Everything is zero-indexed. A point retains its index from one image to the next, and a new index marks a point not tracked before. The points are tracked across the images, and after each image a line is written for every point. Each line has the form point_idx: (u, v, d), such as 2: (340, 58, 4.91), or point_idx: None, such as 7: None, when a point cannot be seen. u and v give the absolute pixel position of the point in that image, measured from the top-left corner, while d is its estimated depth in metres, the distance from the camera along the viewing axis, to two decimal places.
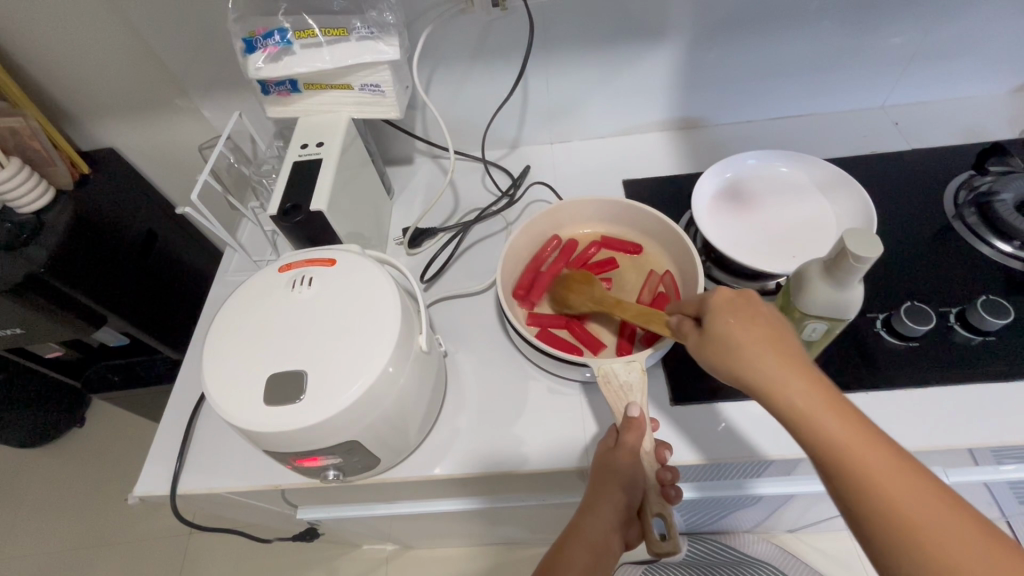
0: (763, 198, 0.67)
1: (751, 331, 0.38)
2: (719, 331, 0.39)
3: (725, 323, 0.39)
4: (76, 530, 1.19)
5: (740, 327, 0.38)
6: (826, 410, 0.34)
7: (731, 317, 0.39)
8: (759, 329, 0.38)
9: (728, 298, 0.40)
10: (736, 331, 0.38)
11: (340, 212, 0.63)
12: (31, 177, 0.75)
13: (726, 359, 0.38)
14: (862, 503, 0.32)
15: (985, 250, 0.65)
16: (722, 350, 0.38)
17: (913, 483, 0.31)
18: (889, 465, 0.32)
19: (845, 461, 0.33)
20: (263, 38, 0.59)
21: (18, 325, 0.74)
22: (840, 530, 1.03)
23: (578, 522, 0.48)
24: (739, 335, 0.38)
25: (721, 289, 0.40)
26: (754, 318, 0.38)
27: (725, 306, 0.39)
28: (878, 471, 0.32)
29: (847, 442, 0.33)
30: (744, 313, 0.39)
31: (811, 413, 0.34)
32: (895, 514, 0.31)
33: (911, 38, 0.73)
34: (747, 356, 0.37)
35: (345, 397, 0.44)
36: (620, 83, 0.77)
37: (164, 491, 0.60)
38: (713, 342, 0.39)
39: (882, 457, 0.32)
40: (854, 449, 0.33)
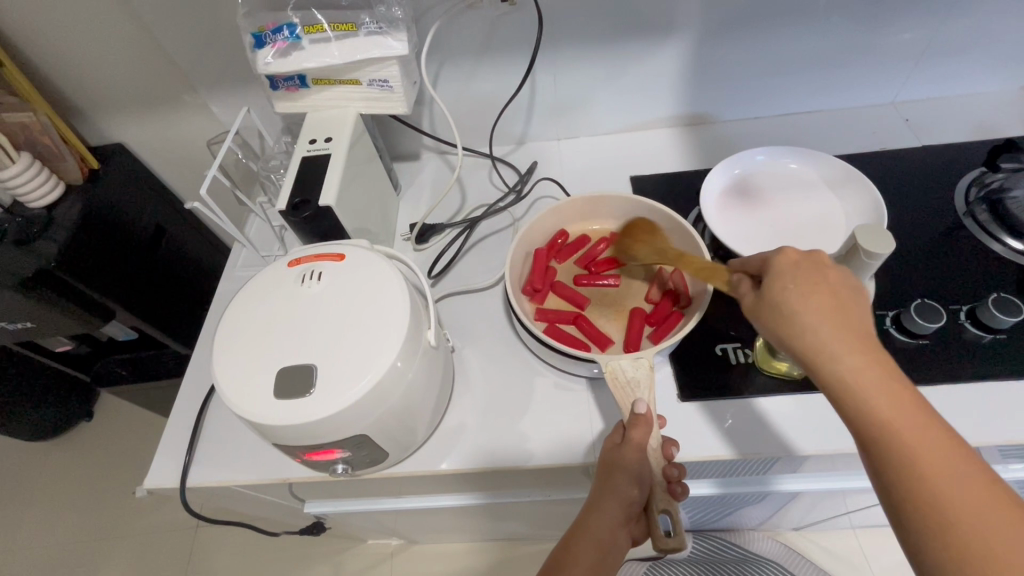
0: (772, 194, 0.67)
1: (813, 299, 0.37)
2: (779, 294, 0.38)
3: (787, 287, 0.38)
4: (84, 522, 1.20)
5: (801, 294, 0.37)
6: (878, 384, 0.34)
7: (792, 281, 0.38)
8: (820, 298, 0.37)
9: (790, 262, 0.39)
10: (796, 298, 0.37)
11: (348, 207, 0.63)
12: (41, 171, 0.75)
13: (781, 324, 0.37)
14: (899, 476, 0.33)
15: (996, 248, 0.64)
16: (780, 316, 0.38)
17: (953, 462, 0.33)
18: (932, 443, 0.33)
19: (891, 435, 0.33)
20: (272, 33, 0.60)
21: (29, 319, 0.75)
22: (845, 528, 1.03)
23: (582, 519, 0.48)
24: (799, 302, 0.37)
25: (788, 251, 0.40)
26: (816, 286, 0.38)
27: (788, 270, 0.39)
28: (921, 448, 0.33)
29: (896, 418, 0.34)
30: (807, 280, 0.38)
31: (863, 386, 0.34)
32: (931, 489, 0.32)
33: (922, 34, 0.72)
34: (804, 323, 0.37)
35: (353, 392, 0.44)
36: (628, 79, 0.77)
37: (173, 484, 0.60)
38: (770, 305, 0.38)
39: (928, 436, 0.33)
40: (901, 424, 0.33)
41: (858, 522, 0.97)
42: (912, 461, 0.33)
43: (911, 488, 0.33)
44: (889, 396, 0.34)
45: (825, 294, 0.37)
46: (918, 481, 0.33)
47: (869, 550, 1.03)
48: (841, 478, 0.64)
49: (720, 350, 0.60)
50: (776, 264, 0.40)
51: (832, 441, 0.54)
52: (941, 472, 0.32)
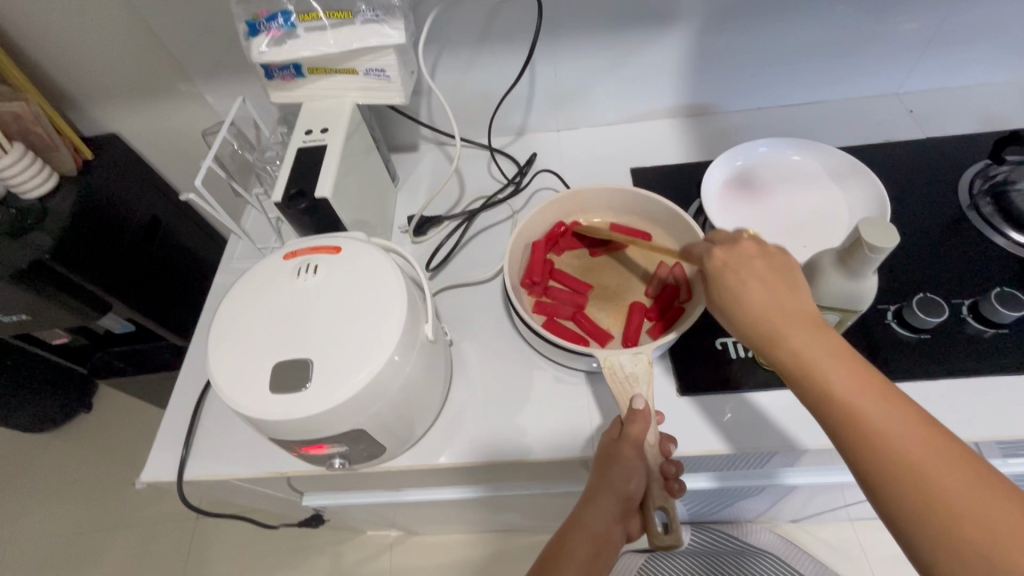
0: (774, 186, 0.66)
1: (756, 283, 0.40)
2: (720, 284, 0.42)
3: (729, 274, 0.41)
4: (83, 513, 1.21)
5: (746, 280, 0.40)
6: (821, 353, 0.37)
7: (733, 269, 0.41)
8: (761, 283, 0.40)
9: (732, 249, 0.42)
10: (740, 284, 0.41)
11: (345, 199, 0.62)
12: (35, 163, 0.74)
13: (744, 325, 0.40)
14: (854, 437, 0.34)
15: (999, 241, 0.64)
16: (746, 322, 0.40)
17: (906, 418, 0.34)
18: (880, 401, 0.34)
19: (837, 398, 0.35)
20: (266, 21, 0.58)
21: (24, 311, 0.74)
22: (841, 520, 1.04)
23: (578, 514, 0.48)
24: (743, 288, 0.40)
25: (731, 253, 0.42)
26: (768, 279, 0.40)
27: (729, 258, 0.42)
28: (869, 406, 0.34)
29: (840, 381, 0.36)
30: (749, 266, 0.41)
31: (806, 356, 0.37)
32: (886, 445, 0.33)
33: (929, 23, 0.71)
34: (746, 307, 0.40)
35: (349, 388, 0.44)
36: (630, 68, 0.76)
37: (170, 477, 0.60)
38: (714, 297, 0.42)
39: (875, 397, 0.35)
40: (847, 387, 0.35)
41: (855, 514, 0.97)
42: (860, 423, 0.34)
43: (864, 448, 0.34)
44: (832, 362, 0.36)
45: (766, 278, 0.40)
46: (873, 440, 0.34)
47: (866, 543, 1.04)
48: (839, 473, 0.64)
49: (720, 344, 0.60)
50: (716, 253, 0.43)
51: (829, 436, 0.54)
52: (891, 428, 0.33)
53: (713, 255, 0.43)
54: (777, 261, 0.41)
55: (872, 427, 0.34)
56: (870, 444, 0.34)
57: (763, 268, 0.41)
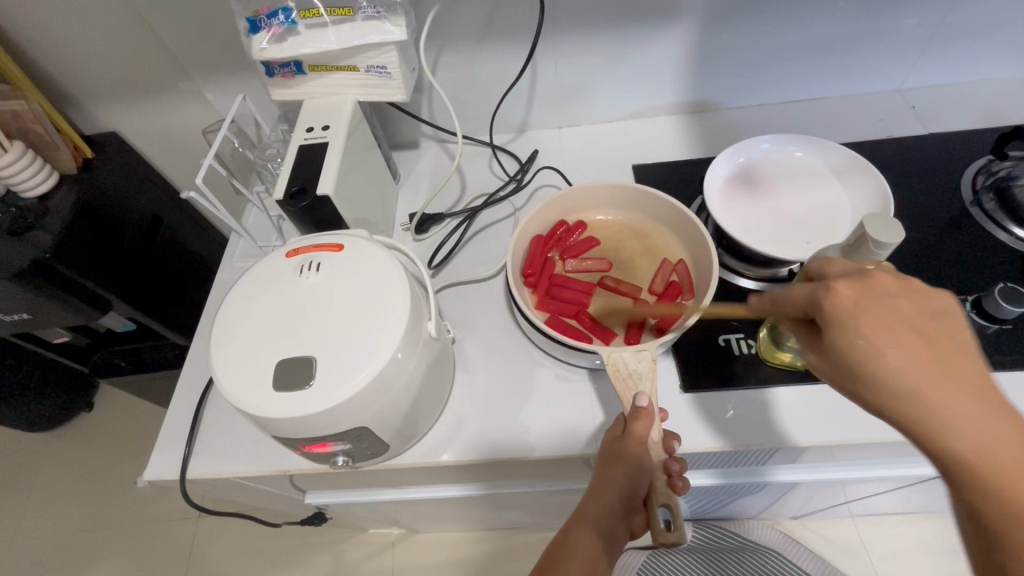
0: (777, 183, 0.66)
1: (903, 346, 0.32)
2: (847, 342, 0.33)
3: (864, 331, 0.32)
4: (85, 512, 1.21)
5: (890, 341, 0.32)
6: (999, 448, 0.29)
7: (871, 324, 0.32)
8: (912, 344, 0.32)
9: (862, 295, 0.34)
10: (879, 344, 0.32)
11: (346, 196, 0.62)
12: (34, 161, 0.74)
13: (861, 371, 0.33)
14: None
15: (1002, 237, 0.64)
16: (853, 364, 0.33)
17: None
18: None
19: (984, 479, 0.29)
20: (267, 17, 0.58)
21: (26, 311, 0.74)
22: (843, 516, 1.04)
23: (581, 512, 0.47)
24: (881, 347, 0.32)
25: (841, 289, 0.34)
26: (902, 327, 0.32)
27: (855, 311, 0.33)
28: None
29: (1015, 485, 0.28)
30: (892, 321, 0.32)
31: (973, 451, 0.29)
32: None
33: (931, 19, 0.71)
34: (892, 374, 0.32)
35: (352, 384, 0.44)
36: (632, 64, 0.75)
37: (172, 476, 0.60)
38: (843, 355, 0.33)
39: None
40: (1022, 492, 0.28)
41: (857, 510, 0.98)
42: None
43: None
44: (1009, 465, 0.29)
45: (918, 339, 0.32)
46: None
47: (868, 539, 1.04)
48: (842, 468, 0.64)
49: (723, 341, 0.60)
50: (834, 304, 0.34)
51: (832, 431, 0.54)
52: None
53: (829, 305, 0.34)
54: (937, 316, 0.33)
55: None
56: None
57: (915, 325, 0.33)
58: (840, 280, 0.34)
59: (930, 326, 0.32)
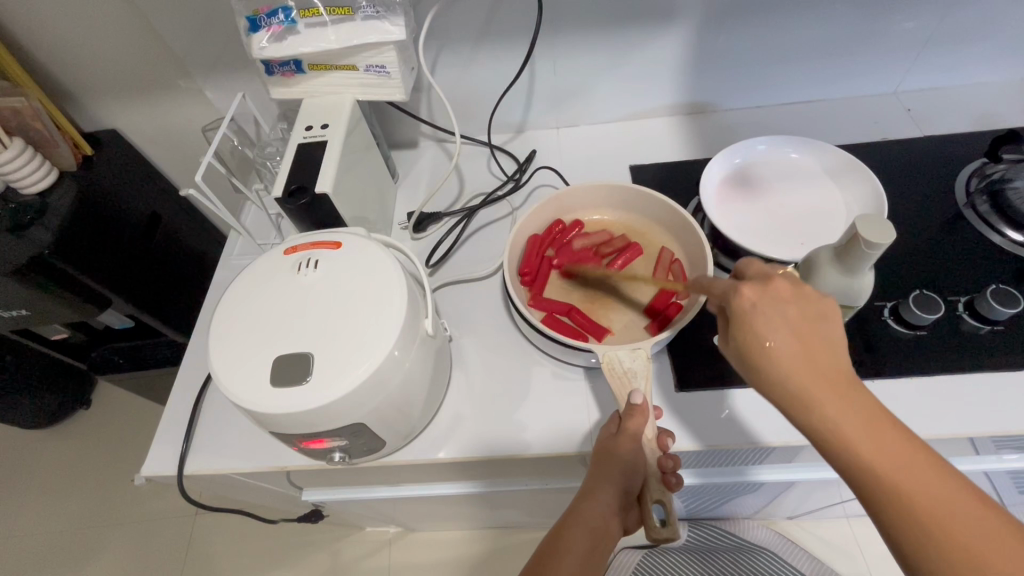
0: (773, 183, 0.67)
1: (787, 342, 0.36)
2: (745, 338, 0.37)
3: (756, 329, 0.37)
4: (83, 508, 1.21)
5: (776, 338, 0.36)
6: (859, 420, 0.34)
7: (762, 323, 0.36)
8: (791, 338, 0.36)
9: (759, 297, 0.37)
10: (768, 339, 0.36)
11: (345, 195, 0.62)
12: (33, 158, 0.74)
13: (752, 365, 0.37)
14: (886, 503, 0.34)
15: (995, 239, 0.64)
16: (749, 358, 0.37)
17: (946, 491, 0.33)
18: (912, 463, 0.34)
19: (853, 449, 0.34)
20: (267, 16, 0.58)
21: (24, 307, 0.74)
22: (837, 517, 1.04)
23: (576, 509, 0.48)
24: (767, 343, 0.36)
25: (742, 292, 0.37)
26: (785, 323, 0.37)
27: (752, 310, 0.37)
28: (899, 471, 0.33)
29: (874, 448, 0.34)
30: (779, 320, 0.37)
31: (842, 426, 0.35)
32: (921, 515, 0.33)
33: (926, 22, 0.72)
34: (776, 366, 0.36)
35: (350, 380, 0.44)
36: (630, 65, 0.76)
37: (170, 471, 0.60)
38: (741, 351, 0.38)
39: (911, 465, 0.34)
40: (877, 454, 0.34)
41: (851, 511, 0.98)
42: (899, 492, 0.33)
43: (902, 517, 0.33)
44: (869, 430, 0.34)
45: (797, 333, 0.36)
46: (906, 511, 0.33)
47: (862, 539, 1.04)
48: (836, 468, 0.64)
49: (718, 340, 0.60)
50: (738, 304, 0.37)
51: None
52: (925, 493, 0.33)
53: (733, 305, 0.38)
54: (810, 313, 0.37)
55: (907, 497, 0.33)
56: (904, 513, 0.33)
57: (794, 320, 0.37)
58: (744, 282, 0.38)
59: (805, 321, 0.37)
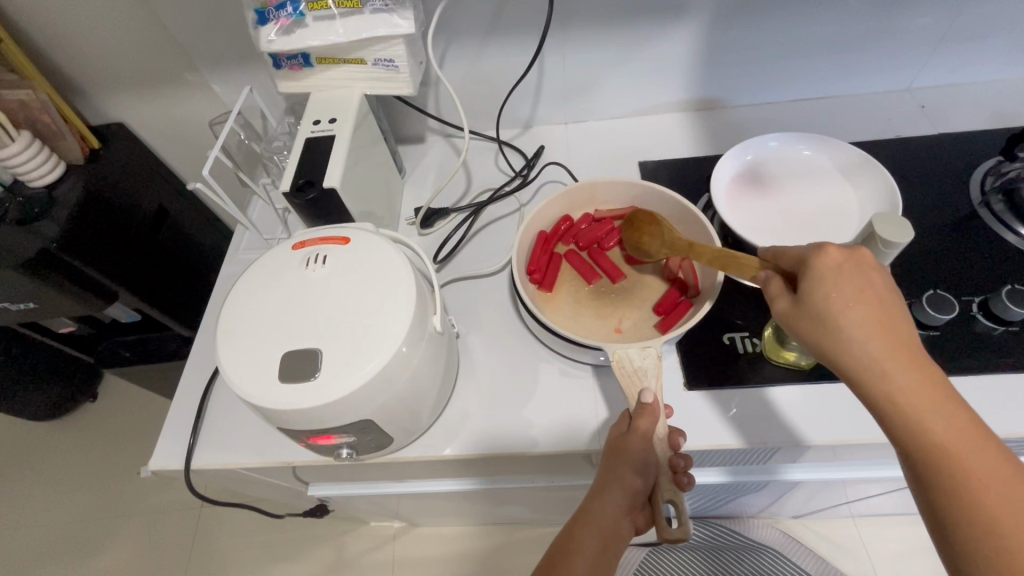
0: (786, 181, 0.66)
1: (861, 307, 0.37)
2: (814, 300, 0.38)
3: (835, 292, 0.37)
4: (90, 500, 1.22)
5: (851, 300, 0.37)
6: (926, 391, 0.35)
7: (842, 285, 0.38)
8: (867, 305, 0.37)
9: (832, 262, 0.39)
10: (842, 301, 0.37)
11: (352, 190, 0.62)
12: (42, 151, 0.74)
13: (821, 329, 0.38)
14: (941, 476, 0.34)
15: (1010, 238, 0.63)
16: (818, 321, 0.38)
17: (1001, 472, 0.33)
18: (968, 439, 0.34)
19: (915, 418, 0.35)
20: (275, 9, 0.58)
21: (31, 299, 0.74)
22: (844, 517, 1.04)
23: (586, 507, 0.47)
24: (845, 305, 0.37)
25: (827, 252, 0.39)
26: (864, 291, 0.38)
27: (836, 271, 0.38)
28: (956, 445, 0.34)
29: (934, 420, 0.35)
30: (856, 286, 0.38)
31: (910, 393, 0.35)
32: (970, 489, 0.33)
33: (942, 18, 0.70)
34: (851, 327, 0.37)
35: (359, 375, 0.44)
36: (640, 60, 0.75)
37: (176, 465, 0.60)
38: (811, 314, 0.38)
39: (976, 445, 0.34)
40: (939, 425, 0.35)
41: (858, 511, 0.98)
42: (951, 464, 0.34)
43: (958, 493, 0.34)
44: (934, 402, 0.35)
45: (869, 299, 0.37)
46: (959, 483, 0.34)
47: (868, 539, 1.04)
48: (845, 468, 0.64)
49: (727, 339, 0.60)
50: (821, 263, 0.39)
51: (836, 431, 0.54)
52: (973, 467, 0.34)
53: (812, 265, 0.39)
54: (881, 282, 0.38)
55: (960, 471, 0.34)
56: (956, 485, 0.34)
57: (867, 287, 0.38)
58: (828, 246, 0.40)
59: (878, 289, 0.38)
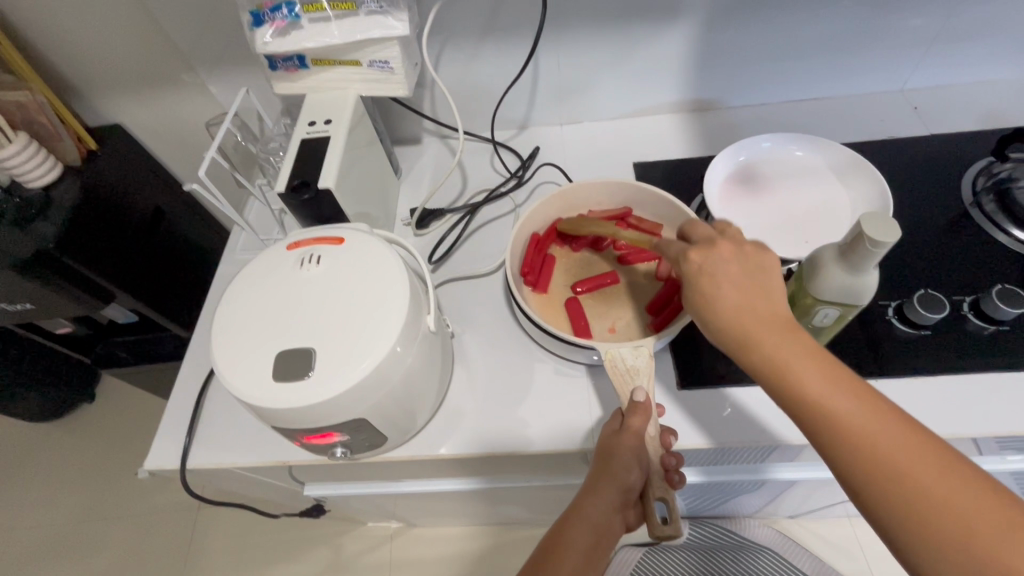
0: (778, 181, 0.66)
1: (730, 290, 0.39)
2: (698, 299, 0.40)
3: (702, 284, 0.40)
4: (87, 501, 1.22)
5: (719, 287, 0.40)
6: (804, 359, 0.36)
7: (708, 278, 0.40)
8: (737, 288, 0.39)
9: (707, 259, 0.41)
10: (715, 294, 0.39)
11: (347, 190, 0.62)
12: (38, 152, 0.74)
13: (703, 316, 0.40)
14: (837, 441, 0.34)
15: (1001, 238, 0.64)
16: (699, 310, 0.40)
17: (891, 427, 0.33)
18: (852, 398, 0.34)
19: (798, 386, 0.36)
20: (271, 11, 0.58)
21: (29, 300, 0.75)
22: (840, 517, 1.04)
23: (578, 505, 0.47)
24: (717, 294, 0.39)
25: (689, 250, 0.42)
26: (730, 277, 0.40)
27: (699, 266, 0.41)
28: (844, 407, 0.34)
29: (818, 385, 0.35)
30: (724, 274, 0.40)
31: (786, 362, 0.36)
32: (867, 449, 0.33)
33: (934, 19, 0.71)
34: (723, 311, 0.39)
35: (351, 375, 0.44)
36: (634, 61, 0.75)
37: (172, 465, 0.60)
38: (691, 306, 0.41)
39: (863, 403, 0.34)
40: (821, 389, 0.35)
41: (854, 510, 0.98)
42: (844, 429, 0.34)
43: (859, 456, 0.33)
44: (812, 366, 0.36)
45: (743, 290, 0.39)
46: (858, 446, 0.33)
47: (864, 539, 1.04)
48: None
49: None
50: (687, 261, 0.42)
51: None
52: (864, 425, 0.33)
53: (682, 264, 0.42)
54: (752, 274, 0.40)
55: (855, 432, 0.33)
56: (856, 449, 0.33)
57: (741, 279, 0.40)
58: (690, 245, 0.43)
59: (750, 278, 0.40)
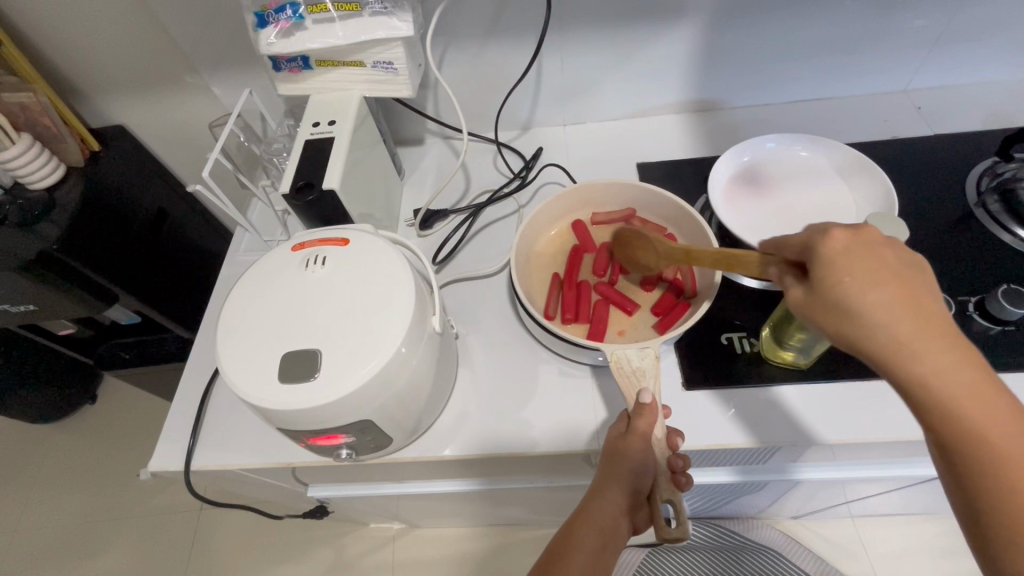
0: (783, 181, 0.66)
1: (881, 290, 0.34)
2: (837, 291, 0.35)
3: (846, 279, 0.35)
4: (89, 503, 1.22)
5: (868, 286, 0.34)
6: (960, 374, 0.32)
7: (855, 272, 0.35)
8: (888, 287, 0.34)
9: (847, 251, 0.35)
10: (854, 288, 0.34)
11: (351, 191, 0.62)
12: (42, 154, 0.75)
13: (843, 319, 0.35)
14: (976, 468, 0.31)
15: (1006, 238, 0.63)
16: (832, 310, 0.35)
17: None
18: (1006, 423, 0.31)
19: (944, 403, 0.32)
20: (274, 12, 0.58)
21: (31, 302, 0.75)
22: (843, 517, 1.04)
23: (585, 506, 0.48)
24: (865, 294, 0.34)
25: (834, 234, 0.36)
26: (879, 271, 0.35)
27: (841, 256, 0.35)
28: (989, 427, 0.31)
29: (970, 405, 0.32)
30: (870, 268, 0.35)
31: (942, 378, 0.32)
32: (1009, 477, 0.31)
33: (937, 20, 0.71)
34: (874, 315, 0.34)
35: (356, 376, 0.44)
36: (638, 62, 0.75)
37: (176, 466, 0.60)
38: (824, 302, 0.36)
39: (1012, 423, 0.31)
40: (973, 408, 0.32)
41: (857, 511, 0.98)
42: (985, 452, 0.31)
43: (1000, 483, 0.31)
44: (967, 385, 0.32)
45: (892, 284, 0.34)
46: (997, 475, 0.31)
47: (867, 539, 1.04)
48: (842, 468, 0.64)
49: (725, 339, 0.60)
50: (828, 248, 0.36)
51: (834, 430, 0.54)
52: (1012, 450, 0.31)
53: (820, 250, 0.36)
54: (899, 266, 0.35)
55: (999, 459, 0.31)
56: (998, 477, 0.31)
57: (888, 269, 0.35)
58: (833, 228, 0.37)
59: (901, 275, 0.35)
